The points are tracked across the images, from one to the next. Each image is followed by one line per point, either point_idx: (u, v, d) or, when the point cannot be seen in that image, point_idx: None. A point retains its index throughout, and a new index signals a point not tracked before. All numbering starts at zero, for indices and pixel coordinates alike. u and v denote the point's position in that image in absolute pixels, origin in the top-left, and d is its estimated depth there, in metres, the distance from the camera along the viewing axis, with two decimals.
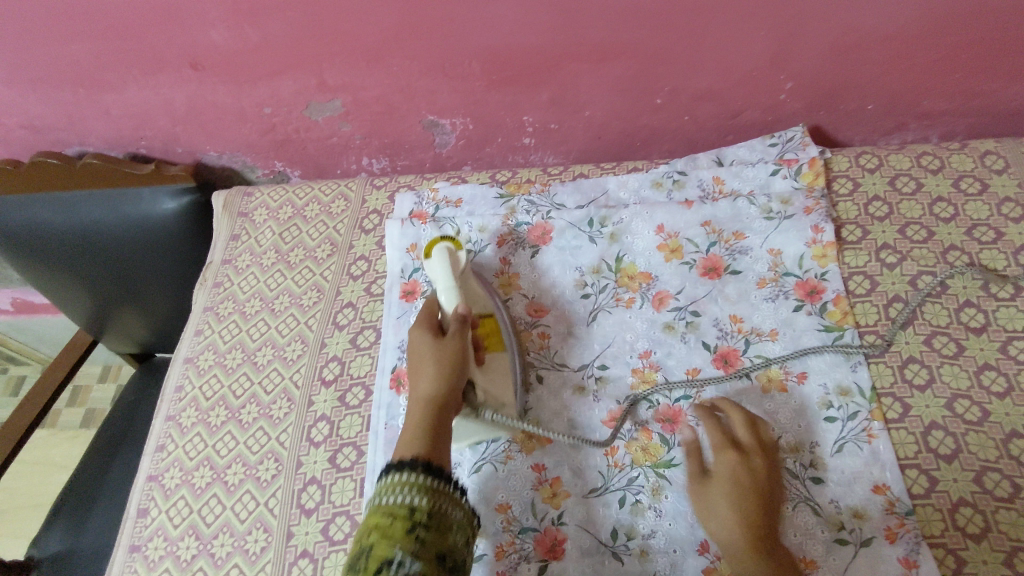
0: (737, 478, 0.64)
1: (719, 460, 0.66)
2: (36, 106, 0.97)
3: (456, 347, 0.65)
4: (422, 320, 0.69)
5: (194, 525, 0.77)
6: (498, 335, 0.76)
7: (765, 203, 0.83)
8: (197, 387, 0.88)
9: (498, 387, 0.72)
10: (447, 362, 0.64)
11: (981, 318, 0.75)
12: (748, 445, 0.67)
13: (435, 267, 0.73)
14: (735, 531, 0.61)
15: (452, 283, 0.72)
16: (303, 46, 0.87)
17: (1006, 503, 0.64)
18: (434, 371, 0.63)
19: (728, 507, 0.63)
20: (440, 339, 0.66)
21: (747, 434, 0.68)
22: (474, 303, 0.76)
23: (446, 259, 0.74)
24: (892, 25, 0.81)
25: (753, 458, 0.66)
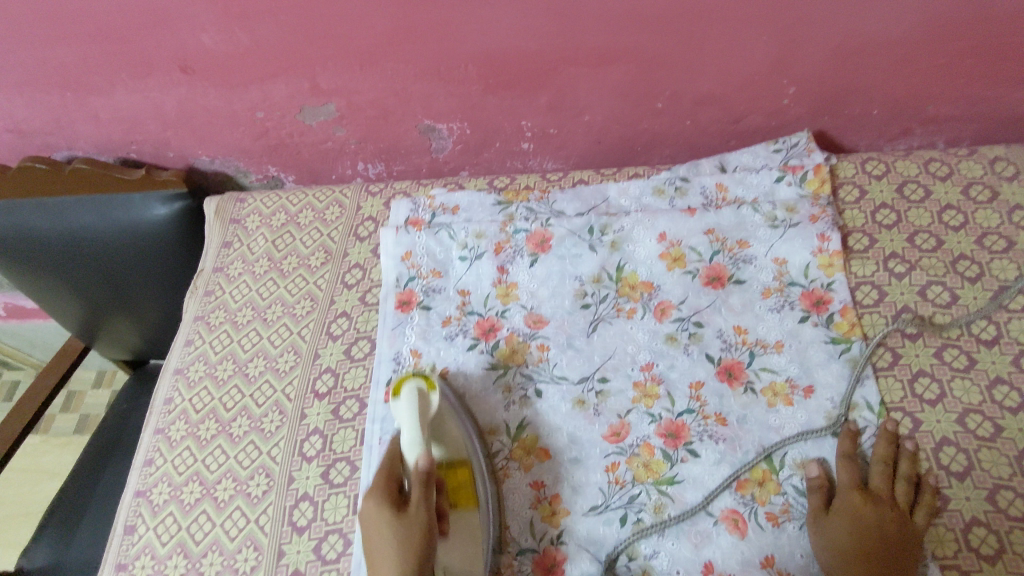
0: (861, 513, 0.63)
1: (842, 484, 0.65)
2: (23, 110, 0.95)
3: (421, 524, 0.59)
4: (381, 486, 0.62)
5: (182, 543, 0.75)
6: (471, 487, 0.68)
7: (770, 210, 0.81)
8: (186, 399, 0.86)
9: (463, 555, 0.64)
10: (413, 545, 0.57)
11: (992, 330, 0.73)
12: (888, 487, 0.64)
13: (403, 413, 0.67)
14: (844, 557, 0.61)
15: (418, 430, 0.66)
16: (295, 50, 0.85)
17: (1021, 523, 0.62)
18: (399, 555, 0.57)
19: (841, 533, 0.62)
20: (404, 515, 0.59)
21: (885, 477, 0.65)
22: (444, 446, 0.69)
23: (413, 402, 0.67)
24: (899, 28, 0.79)
25: (885, 500, 0.64)
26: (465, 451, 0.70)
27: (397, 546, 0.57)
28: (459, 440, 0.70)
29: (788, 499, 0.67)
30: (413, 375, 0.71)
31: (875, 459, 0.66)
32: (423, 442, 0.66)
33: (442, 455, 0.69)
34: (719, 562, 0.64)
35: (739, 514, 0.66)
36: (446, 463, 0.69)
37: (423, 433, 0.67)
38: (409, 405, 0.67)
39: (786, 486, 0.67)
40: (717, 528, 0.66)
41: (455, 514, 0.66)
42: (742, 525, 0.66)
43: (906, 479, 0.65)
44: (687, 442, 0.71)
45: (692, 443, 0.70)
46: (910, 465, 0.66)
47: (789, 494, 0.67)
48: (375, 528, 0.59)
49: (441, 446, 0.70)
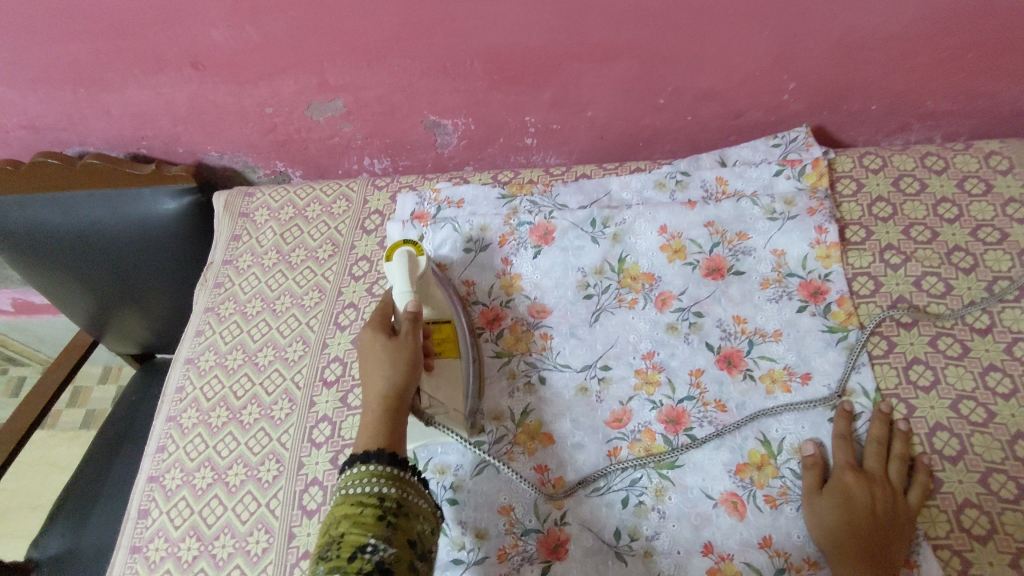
0: (856, 488, 0.65)
1: (838, 465, 0.67)
2: (36, 106, 0.97)
3: (409, 351, 0.65)
4: (375, 321, 0.68)
5: (195, 526, 0.77)
6: (455, 342, 0.75)
7: (769, 203, 0.82)
8: (198, 388, 0.87)
9: (446, 393, 0.72)
10: (403, 365, 0.64)
11: (985, 319, 0.74)
12: (883, 467, 0.66)
13: (394, 271, 0.73)
14: (838, 531, 0.63)
15: (408, 284, 0.72)
16: (304, 46, 0.87)
17: (1012, 505, 0.64)
18: (388, 371, 0.63)
19: (835, 510, 0.64)
20: (394, 339, 0.66)
21: (879, 458, 0.67)
22: (433, 308, 0.76)
23: (405, 261, 0.73)
24: (895, 24, 0.81)
25: (879, 477, 0.66)
26: (450, 313, 0.77)
27: (389, 361, 0.64)
28: (444, 302, 0.77)
29: (786, 482, 0.68)
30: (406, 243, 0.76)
31: (870, 442, 0.69)
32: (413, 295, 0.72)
33: (429, 314, 0.75)
34: (719, 543, 0.66)
35: (738, 497, 0.68)
36: (433, 319, 0.75)
37: (412, 287, 0.73)
38: (400, 264, 0.73)
39: (784, 470, 0.69)
40: (717, 510, 0.68)
41: (438, 359, 0.73)
42: (741, 508, 0.67)
43: (901, 457, 0.67)
44: (687, 428, 0.72)
45: (692, 429, 0.72)
46: (904, 446, 0.68)
47: (787, 477, 0.69)
48: (368, 349, 0.66)
49: (429, 306, 0.76)
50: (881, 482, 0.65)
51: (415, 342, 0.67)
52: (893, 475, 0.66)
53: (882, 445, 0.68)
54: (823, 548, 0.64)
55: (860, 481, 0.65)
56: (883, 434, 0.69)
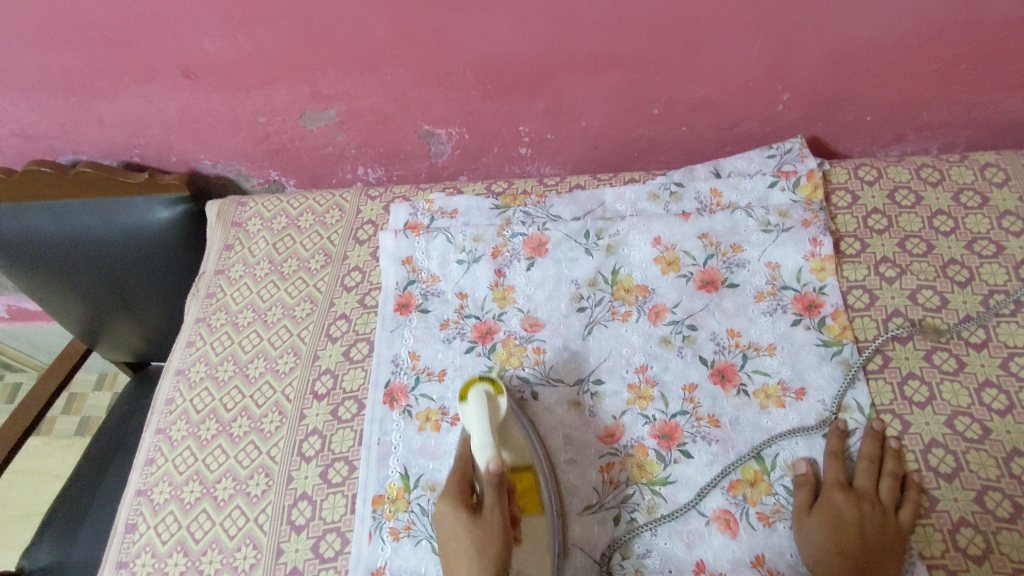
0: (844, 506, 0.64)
1: (829, 480, 0.67)
2: (28, 114, 0.96)
3: (494, 530, 0.61)
4: (455, 493, 0.65)
5: (182, 542, 0.76)
6: (537, 493, 0.69)
7: (763, 215, 0.82)
8: (188, 399, 0.87)
9: (537, 559, 0.66)
10: (489, 551, 0.59)
11: (981, 334, 0.73)
12: (873, 484, 0.66)
13: (472, 416, 0.66)
14: (828, 550, 0.62)
15: (488, 433, 0.65)
16: (295, 55, 0.86)
17: (1008, 524, 0.63)
18: (474, 556, 0.59)
19: (822, 529, 0.63)
20: (479, 521, 0.61)
21: (870, 474, 0.67)
22: (511, 451, 0.70)
23: (483, 404, 0.66)
24: (890, 35, 0.80)
25: (867, 494, 0.65)
26: (530, 456, 0.71)
27: (476, 548, 0.60)
28: (523, 444, 0.71)
29: (779, 499, 0.68)
30: (481, 378, 0.69)
31: (860, 458, 0.68)
32: (496, 446, 0.65)
33: (510, 459, 0.70)
34: (711, 561, 0.65)
35: (730, 514, 0.67)
36: (513, 466, 0.70)
37: (494, 437, 0.66)
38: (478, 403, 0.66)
39: (778, 486, 0.68)
40: (709, 528, 0.67)
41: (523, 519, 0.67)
42: (734, 525, 0.67)
43: (892, 474, 0.66)
44: (680, 443, 0.72)
45: (685, 445, 0.71)
46: (896, 462, 0.67)
47: (780, 494, 0.68)
48: (453, 530, 0.62)
49: (509, 450, 0.70)
50: (869, 499, 0.65)
51: (501, 517, 0.62)
52: (884, 493, 0.65)
53: (872, 461, 0.67)
54: (812, 566, 0.63)
55: (848, 496, 0.65)
56: (874, 451, 0.68)
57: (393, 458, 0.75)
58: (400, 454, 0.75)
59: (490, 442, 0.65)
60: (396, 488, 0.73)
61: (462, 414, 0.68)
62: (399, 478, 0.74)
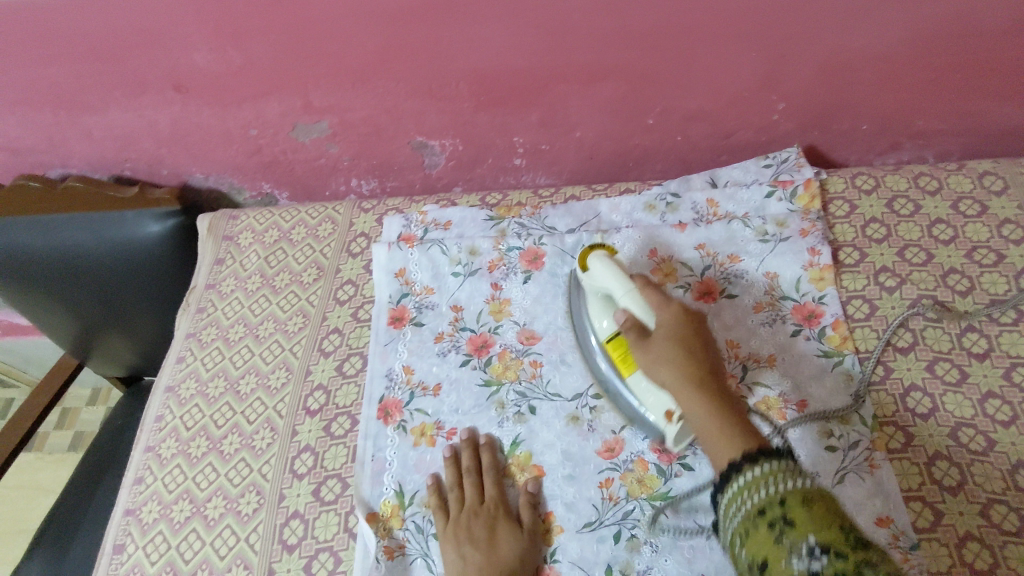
0: (686, 369, 0.63)
1: (655, 340, 0.65)
2: (17, 129, 0.95)
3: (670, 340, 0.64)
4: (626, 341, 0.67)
5: (171, 562, 0.74)
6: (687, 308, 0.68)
7: (761, 225, 0.82)
8: (178, 417, 0.85)
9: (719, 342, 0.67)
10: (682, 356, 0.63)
11: (984, 344, 0.72)
12: (681, 335, 0.64)
13: (602, 275, 0.70)
14: (694, 416, 0.61)
15: (620, 278, 0.69)
16: (287, 68, 0.86)
17: (1015, 538, 0.61)
18: (673, 369, 0.63)
19: (686, 393, 0.62)
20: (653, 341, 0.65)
21: (677, 321, 0.65)
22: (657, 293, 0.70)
23: (606, 265, 0.70)
24: (884, 44, 0.80)
25: (690, 339, 0.65)
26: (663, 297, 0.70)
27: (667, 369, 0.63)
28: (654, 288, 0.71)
29: None
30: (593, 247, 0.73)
31: (658, 315, 0.66)
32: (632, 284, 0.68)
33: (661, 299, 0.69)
34: None
35: None
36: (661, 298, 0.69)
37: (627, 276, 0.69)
38: (610, 263, 0.70)
39: None
40: (712, 544, 0.65)
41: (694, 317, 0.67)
42: None
43: (695, 328, 0.66)
44: (681, 457, 0.70)
45: (686, 459, 0.70)
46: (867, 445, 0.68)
47: None
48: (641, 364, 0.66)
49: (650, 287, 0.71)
50: (690, 347, 0.64)
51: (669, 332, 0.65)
52: (700, 344, 0.65)
53: (675, 313, 0.66)
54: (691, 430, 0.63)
55: (670, 358, 0.63)
56: (663, 303, 0.66)
57: (387, 475, 0.74)
58: (394, 470, 0.74)
59: (632, 296, 0.67)
60: (390, 505, 0.72)
61: (589, 281, 0.72)
62: (393, 495, 0.73)
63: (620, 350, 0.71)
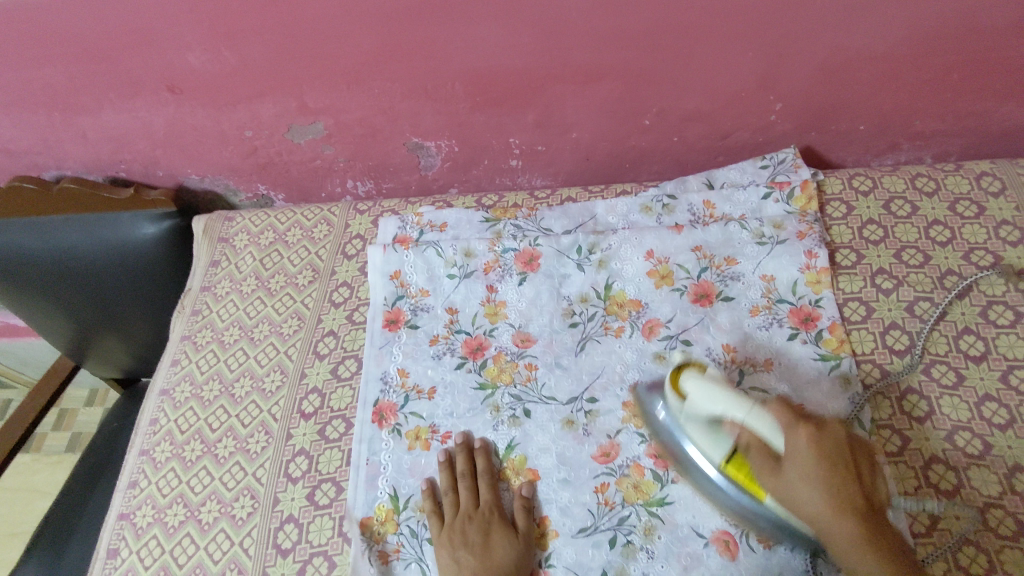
0: (832, 506, 0.57)
1: (793, 476, 0.58)
2: (11, 130, 0.95)
3: (811, 465, 0.57)
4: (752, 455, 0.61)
5: (165, 566, 0.74)
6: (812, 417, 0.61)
7: (757, 227, 0.81)
8: (172, 420, 0.85)
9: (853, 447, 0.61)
10: (832, 485, 0.57)
11: (980, 346, 0.72)
12: (819, 456, 0.58)
13: (701, 407, 0.64)
14: (847, 550, 0.56)
15: (729, 400, 0.62)
16: (281, 69, 0.85)
17: (1011, 543, 0.61)
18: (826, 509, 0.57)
19: (837, 525, 0.56)
20: (788, 484, 0.59)
21: (815, 450, 0.58)
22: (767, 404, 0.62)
23: (703, 388, 0.64)
24: (882, 44, 0.79)
25: (833, 463, 0.58)
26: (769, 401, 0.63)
27: (818, 502, 0.57)
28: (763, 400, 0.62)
29: None
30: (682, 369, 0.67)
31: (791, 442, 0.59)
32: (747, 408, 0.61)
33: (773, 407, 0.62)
34: None
35: (730, 535, 0.65)
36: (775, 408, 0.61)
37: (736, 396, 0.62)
38: (712, 387, 0.63)
39: None
40: (708, 550, 0.65)
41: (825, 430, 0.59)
42: (733, 546, 0.65)
43: (831, 441, 0.59)
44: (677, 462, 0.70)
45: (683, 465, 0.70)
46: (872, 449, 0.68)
47: None
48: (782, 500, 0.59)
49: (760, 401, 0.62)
50: (834, 467, 0.58)
51: (807, 459, 0.58)
52: (841, 465, 0.58)
53: (808, 436, 0.58)
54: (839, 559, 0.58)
55: (815, 489, 0.57)
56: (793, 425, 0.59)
57: (382, 479, 0.74)
58: (388, 474, 0.74)
59: (754, 419, 0.60)
60: (385, 509, 0.72)
61: (686, 408, 0.66)
62: (388, 499, 0.72)
63: (744, 473, 0.63)
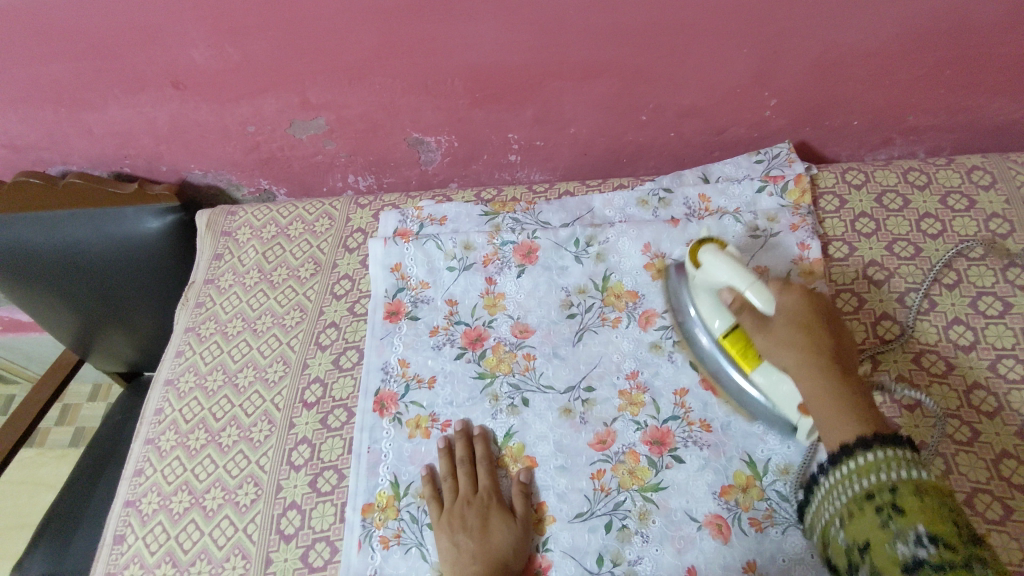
0: (807, 354, 0.62)
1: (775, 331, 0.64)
2: (18, 125, 0.96)
3: (790, 326, 0.63)
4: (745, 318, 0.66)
5: (170, 552, 0.75)
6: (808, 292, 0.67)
7: (751, 220, 0.83)
8: (177, 410, 0.86)
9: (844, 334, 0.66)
10: (812, 346, 0.62)
11: (970, 336, 0.73)
12: (802, 320, 0.64)
13: (711, 266, 0.69)
14: (816, 405, 0.60)
15: (735, 270, 0.67)
16: (284, 65, 0.87)
17: (998, 527, 0.63)
18: (801, 365, 0.61)
19: (810, 381, 0.61)
20: (774, 340, 0.64)
21: (802, 308, 0.64)
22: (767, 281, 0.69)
23: (715, 260, 0.69)
24: (874, 40, 0.81)
25: (813, 327, 0.63)
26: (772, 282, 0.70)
27: (796, 363, 0.62)
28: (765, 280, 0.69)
29: (771, 505, 0.67)
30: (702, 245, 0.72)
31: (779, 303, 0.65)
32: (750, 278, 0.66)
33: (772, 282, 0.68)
34: (702, 568, 0.65)
35: (723, 519, 0.67)
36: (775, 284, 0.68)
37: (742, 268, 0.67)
38: (721, 258, 0.68)
39: (769, 492, 0.68)
40: (702, 534, 0.66)
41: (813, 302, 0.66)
42: (726, 530, 0.66)
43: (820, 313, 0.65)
44: (671, 448, 0.71)
45: (677, 451, 0.71)
46: None
47: (772, 499, 0.68)
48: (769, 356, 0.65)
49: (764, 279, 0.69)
50: (815, 331, 0.63)
51: (789, 321, 0.64)
52: (823, 319, 0.65)
53: (796, 301, 0.65)
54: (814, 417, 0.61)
55: (793, 344, 0.62)
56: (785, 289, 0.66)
57: (383, 466, 0.75)
58: (389, 462, 0.75)
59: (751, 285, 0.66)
60: (386, 496, 0.73)
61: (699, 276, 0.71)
62: (389, 486, 0.74)
63: (738, 349, 0.70)
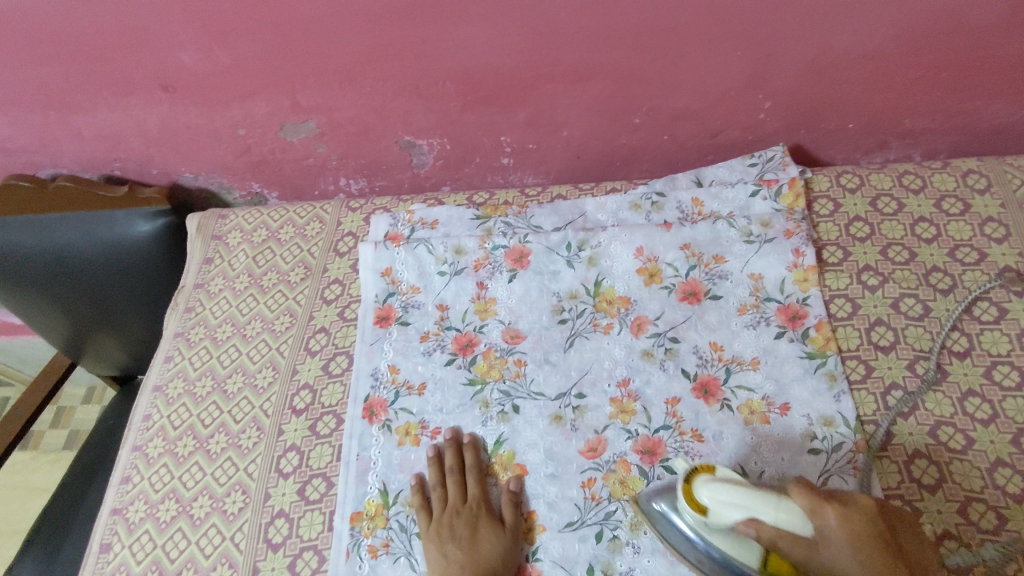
0: None
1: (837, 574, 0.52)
2: (6, 128, 0.95)
3: (845, 550, 0.51)
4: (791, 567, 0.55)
5: (157, 561, 0.75)
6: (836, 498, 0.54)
7: (745, 225, 0.82)
8: (165, 416, 0.86)
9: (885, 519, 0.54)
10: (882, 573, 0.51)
11: (964, 342, 0.73)
12: (857, 538, 0.52)
13: (722, 511, 0.56)
14: None
15: (756, 506, 0.54)
16: (273, 68, 0.86)
17: (992, 536, 0.62)
18: None
19: None
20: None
21: (848, 531, 0.52)
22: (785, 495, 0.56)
23: (723, 496, 0.56)
24: (869, 43, 0.80)
25: (869, 547, 0.52)
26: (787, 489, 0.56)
27: None
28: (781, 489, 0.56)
29: None
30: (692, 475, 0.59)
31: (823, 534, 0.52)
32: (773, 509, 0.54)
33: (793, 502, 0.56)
34: None
35: None
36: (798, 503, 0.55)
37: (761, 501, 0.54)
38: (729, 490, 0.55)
39: None
40: None
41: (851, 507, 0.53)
42: None
43: (864, 516, 0.53)
44: (663, 458, 0.71)
45: (668, 460, 0.71)
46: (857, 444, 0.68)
47: None
48: None
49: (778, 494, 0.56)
50: (877, 549, 0.51)
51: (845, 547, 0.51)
52: (880, 542, 0.52)
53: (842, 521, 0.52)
54: None
55: None
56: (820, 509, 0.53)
57: (372, 474, 0.74)
58: (378, 470, 0.74)
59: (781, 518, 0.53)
60: (374, 504, 0.72)
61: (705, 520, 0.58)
62: (377, 494, 0.73)
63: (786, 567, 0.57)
